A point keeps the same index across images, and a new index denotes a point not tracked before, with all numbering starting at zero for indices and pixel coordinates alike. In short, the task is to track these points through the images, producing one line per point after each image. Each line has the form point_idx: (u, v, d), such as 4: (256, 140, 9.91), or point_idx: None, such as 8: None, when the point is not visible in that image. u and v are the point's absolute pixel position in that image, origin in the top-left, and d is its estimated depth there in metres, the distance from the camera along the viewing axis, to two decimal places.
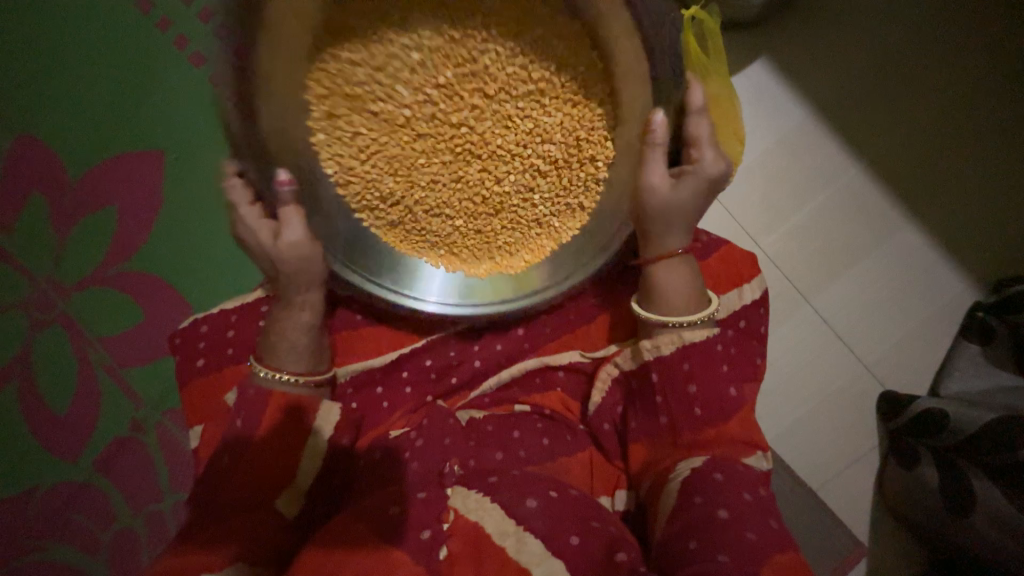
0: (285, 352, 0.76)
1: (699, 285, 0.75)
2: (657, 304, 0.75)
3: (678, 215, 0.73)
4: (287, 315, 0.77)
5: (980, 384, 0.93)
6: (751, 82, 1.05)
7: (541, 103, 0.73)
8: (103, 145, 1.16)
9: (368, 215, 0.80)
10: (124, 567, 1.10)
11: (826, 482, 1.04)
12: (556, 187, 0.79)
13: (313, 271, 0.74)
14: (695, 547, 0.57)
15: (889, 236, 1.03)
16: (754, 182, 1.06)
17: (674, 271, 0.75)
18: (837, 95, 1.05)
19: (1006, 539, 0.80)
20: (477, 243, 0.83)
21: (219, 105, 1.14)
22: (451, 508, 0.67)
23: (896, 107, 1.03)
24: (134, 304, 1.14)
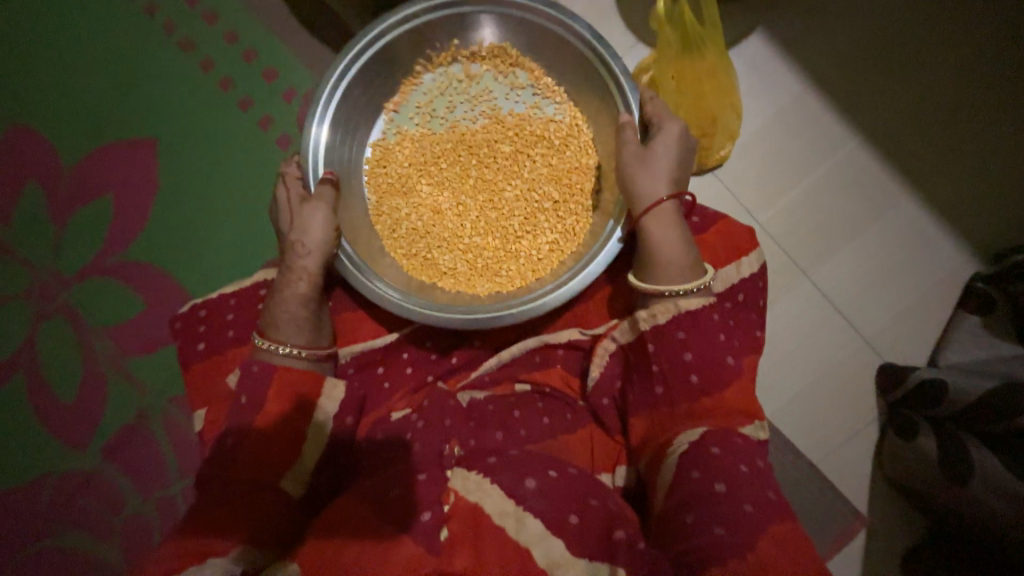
0: (286, 322, 0.78)
1: (690, 246, 0.75)
2: (649, 263, 0.75)
3: (659, 169, 0.75)
4: (289, 282, 0.79)
5: (979, 354, 0.93)
6: (749, 54, 1.04)
7: (539, 158, 0.92)
8: (97, 134, 1.16)
9: (395, 245, 0.93)
10: (135, 552, 1.12)
11: (827, 455, 1.03)
12: (556, 222, 0.90)
13: (318, 232, 0.79)
14: (692, 522, 0.58)
15: (888, 209, 1.03)
16: (751, 156, 1.05)
17: (664, 225, 0.75)
18: (837, 67, 1.03)
19: (1000, 503, 0.82)
20: (483, 267, 0.91)
21: (212, 92, 1.12)
22: (451, 490, 0.68)
23: (897, 78, 1.02)
24: (134, 293, 1.14)
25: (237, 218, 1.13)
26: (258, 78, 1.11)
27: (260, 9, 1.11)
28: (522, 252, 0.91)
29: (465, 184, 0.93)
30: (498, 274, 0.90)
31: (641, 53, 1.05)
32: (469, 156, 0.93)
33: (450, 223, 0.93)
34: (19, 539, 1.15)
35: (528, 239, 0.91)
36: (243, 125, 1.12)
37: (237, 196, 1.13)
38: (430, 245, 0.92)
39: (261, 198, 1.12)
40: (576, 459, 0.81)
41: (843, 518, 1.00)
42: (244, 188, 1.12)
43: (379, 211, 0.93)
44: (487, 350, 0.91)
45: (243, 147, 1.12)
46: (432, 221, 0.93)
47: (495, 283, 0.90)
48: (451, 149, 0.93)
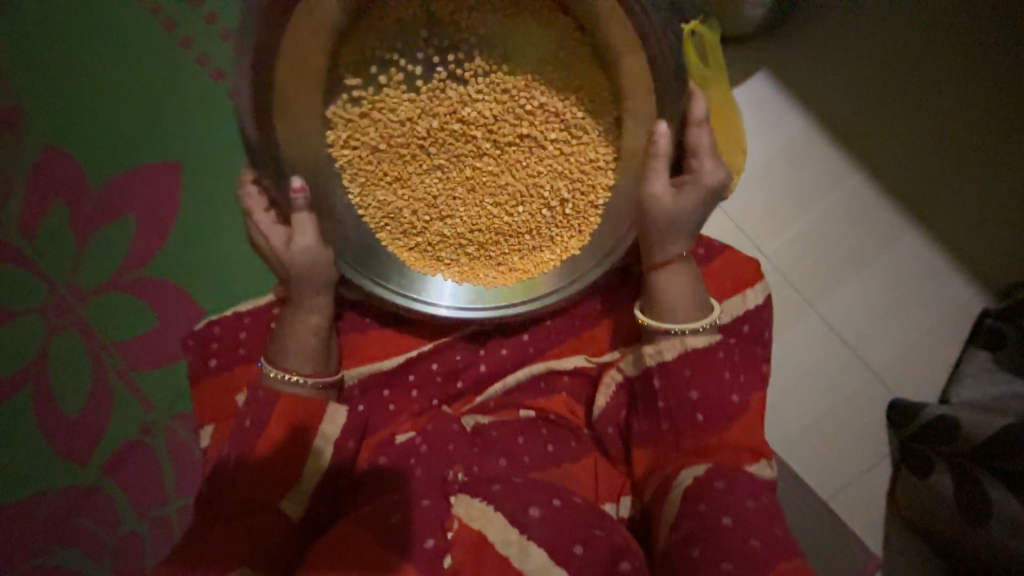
0: (296, 352, 0.79)
1: (701, 293, 0.77)
2: (658, 305, 0.76)
3: (684, 223, 0.76)
4: (300, 316, 0.81)
5: (989, 391, 0.92)
6: (753, 93, 1.08)
7: (541, 134, 0.83)
8: (124, 155, 1.21)
9: (387, 232, 0.87)
10: (128, 572, 1.11)
11: (836, 492, 1.02)
12: (563, 212, 0.86)
13: (322, 268, 0.80)
14: (698, 556, 0.57)
15: (892, 243, 1.04)
16: (756, 190, 1.07)
17: (678, 274, 0.77)
18: (837, 105, 1.06)
19: (1018, 541, 0.79)
20: (488, 260, 0.89)
21: (236, 118, 1.18)
22: (456, 517, 0.66)
23: (896, 117, 1.05)
24: (148, 309, 1.16)
25: (252, 239, 1.16)
26: None
27: None
28: (528, 245, 0.88)
29: (462, 171, 0.85)
30: (503, 267, 0.89)
31: None
32: (462, 135, 0.83)
33: (447, 210, 0.86)
34: (13, 555, 1.14)
35: (534, 232, 0.87)
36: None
37: None
38: (428, 237, 0.87)
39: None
40: (580, 488, 0.79)
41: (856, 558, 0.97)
42: None
43: (366, 199, 0.85)
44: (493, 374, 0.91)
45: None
46: (428, 211, 0.86)
47: (501, 275, 0.88)
48: (441, 126, 0.82)
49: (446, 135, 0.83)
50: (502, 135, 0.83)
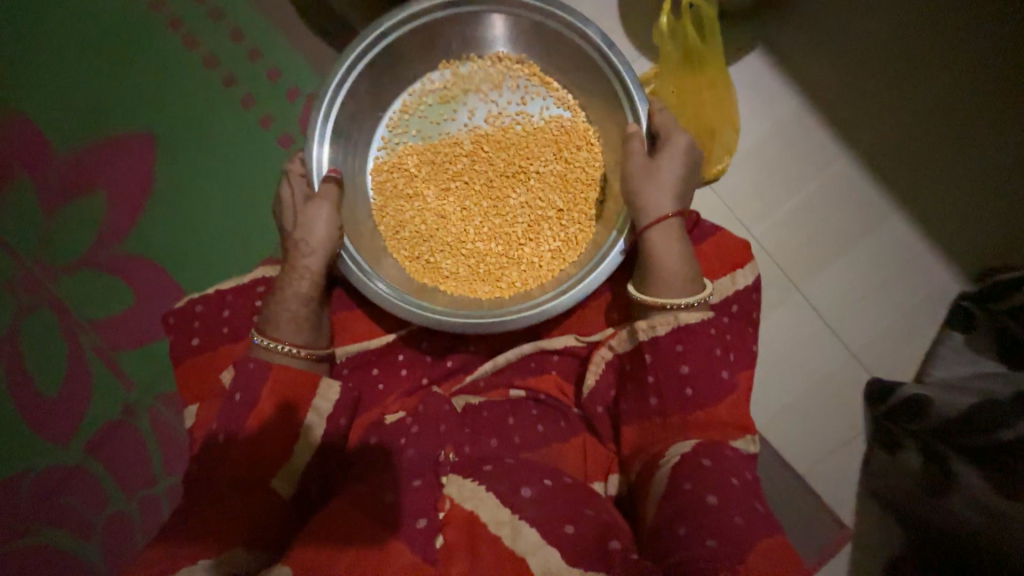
0: (285, 321, 0.78)
1: (692, 264, 0.77)
2: (649, 275, 0.77)
3: (668, 184, 0.77)
4: (292, 279, 0.79)
5: (961, 369, 0.97)
6: (748, 71, 1.06)
7: (542, 163, 0.93)
8: (93, 125, 1.14)
9: (399, 246, 0.93)
10: (115, 550, 1.10)
11: (814, 467, 1.05)
12: (559, 229, 0.91)
13: (321, 233, 0.79)
14: (684, 532, 0.59)
15: (876, 227, 1.05)
16: (747, 170, 1.07)
17: (666, 240, 0.77)
18: (832, 88, 1.06)
19: (981, 518, 0.83)
20: (487, 272, 0.91)
21: (213, 87, 1.12)
22: (447, 497, 0.69)
23: (890, 102, 1.05)
24: (125, 287, 1.13)
25: (234, 216, 1.12)
26: (260, 75, 1.10)
27: (264, 7, 1.11)
28: (524, 258, 0.91)
29: (471, 189, 0.94)
30: (501, 279, 0.91)
31: (643, 65, 1.06)
32: (473, 164, 0.94)
33: (454, 226, 0.93)
34: None
35: (531, 245, 0.91)
36: (244, 122, 1.12)
37: (235, 192, 1.12)
38: (434, 248, 0.92)
39: (260, 196, 1.11)
40: (569, 466, 0.81)
41: (828, 527, 1.02)
42: (243, 184, 1.12)
43: (384, 213, 0.94)
44: (483, 355, 0.92)
45: (243, 145, 1.12)
46: (436, 224, 0.93)
47: (497, 287, 0.91)
48: (457, 156, 0.94)
49: (460, 163, 0.94)
50: (510, 161, 0.93)
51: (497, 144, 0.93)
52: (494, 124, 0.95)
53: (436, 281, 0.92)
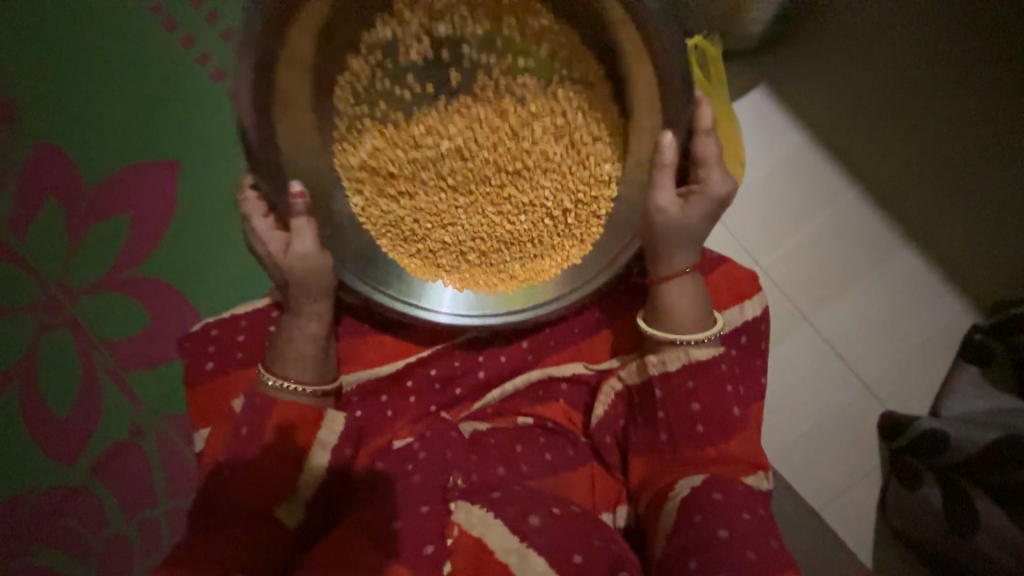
0: (293, 359, 0.79)
1: (703, 301, 0.78)
2: (664, 315, 0.77)
3: (692, 232, 0.77)
4: (297, 323, 0.80)
5: (980, 404, 0.93)
6: (752, 106, 1.09)
7: (545, 145, 0.82)
8: (120, 152, 1.19)
9: (385, 236, 0.86)
10: (114, 575, 1.09)
11: (829, 502, 1.02)
12: (565, 222, 0.85)
13: (322, 279, 0.78)
14: (696, 566, 0.57)
15: (884, 258, 1.06)
16: (754, 201, 1.09)
17: (682, 281, 0.77)
18: (834, 122, 1.08)
19: (1008, 559, 0.81)
20: (488, 267, 0.88)
21: (235, 117, 1.17)
22: (455, 524, 0.67)
23: (891, 135, 1.07)
24: (141, 308, 1.15)
25: (250, 241, 1.15)
26: None
27: None
28: (528, 253, 0.87)
29: (464, 177, 0.84)
30: (503, 275, 0.88)
31: None
32: (465, 150, 0.82)
33: (450, 220, 0.85)
34: None
35: (536, 240, 0.86)
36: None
37: None
38: (429, 244, 0.86)
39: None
40: (576, 496, 0.80)
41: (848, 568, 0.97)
42: None
43: (365, 206, 0.84)
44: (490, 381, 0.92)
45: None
46: (428, 217, 0.85)
47: (500, 283, 0.87)
48: (444, 136, 0.82)
49: (450, 145, 0.82)
50: (511, 141, 0.82)
51: (493, 125, 0.81)
52: (486, 95, 0.81)
53: (432, 278, 0.87)
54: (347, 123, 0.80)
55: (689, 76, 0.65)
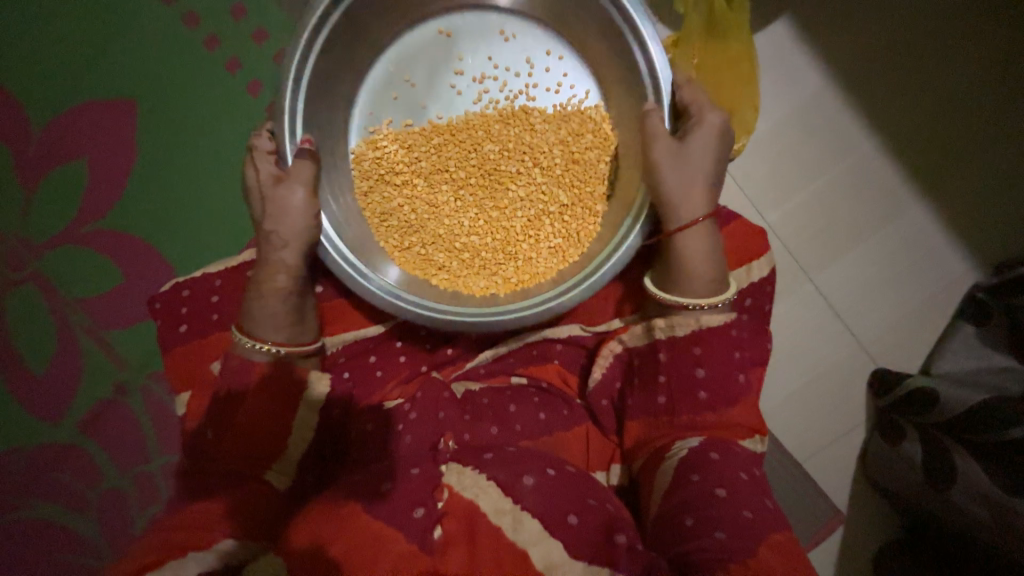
0: (265, 318, 0.73)
1: (720, 264, 0.74)
2: (677, 278, 0.73)
3: (704, 176, 0.73)
4: (269, 276, 0.74)
5: (969, 365, 0.92)
6: (773, 42, 0.99)
7: (544, 151, 0.88)
8: (66, 89, 1.06)
9: (386, 232, 0.89)
10: (110, 528, 1.09)
11: (812, 455, 1.05)
12: (561, 224, 0.88)
13: (300, 223, 0.74)
14: (692, 523, 0.58)
15: (895, 214, 1.01)
16: (764, 152, 1.01)
17: (697, 239, 0.73)
18: (858, 65, 0.99)
19: (978, 509, 0.81)
20: (484, 266, 0.88)
21: (194, 50, 1.04)
22: (446, 486, 0.65)
23: (915, 82, 0.99)
24: (112, 264, 1.08)
25: (220, 192, 1.07)
26: (245, 38, 1.03)
27: None
28: (521, 254, 0.88)
29: (466, 177, 0.89)
30: (498, 274, 0.88)
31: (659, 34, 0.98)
32: (470, 152, 0.89)
33: (449, 217, 0.89)
34: None
35: (529, 241, 0.88)
36: (228, 91, 1.05)
37: (222, 167, 1.06)
38: (425, 239, 0.89)
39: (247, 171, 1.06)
40: (571, 455, 0.80)
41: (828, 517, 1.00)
42: (230, 157, 1.06)
43: (369, 199, 0.89)
44: (484, 341, 0.90)
45: (228, 115, 1.05)
46: (427, 214, 0.89)
47: (491, 282, 0.88)
48: (450, 142, 0.89)
49: (455, 149, 0.89)
50: (512, 150, 0.88)
51: (497, 129, 0.88)
52: (494, 106, 0.90)
53: (429, 274, 0.88)
54: (370, 132, 0.89)
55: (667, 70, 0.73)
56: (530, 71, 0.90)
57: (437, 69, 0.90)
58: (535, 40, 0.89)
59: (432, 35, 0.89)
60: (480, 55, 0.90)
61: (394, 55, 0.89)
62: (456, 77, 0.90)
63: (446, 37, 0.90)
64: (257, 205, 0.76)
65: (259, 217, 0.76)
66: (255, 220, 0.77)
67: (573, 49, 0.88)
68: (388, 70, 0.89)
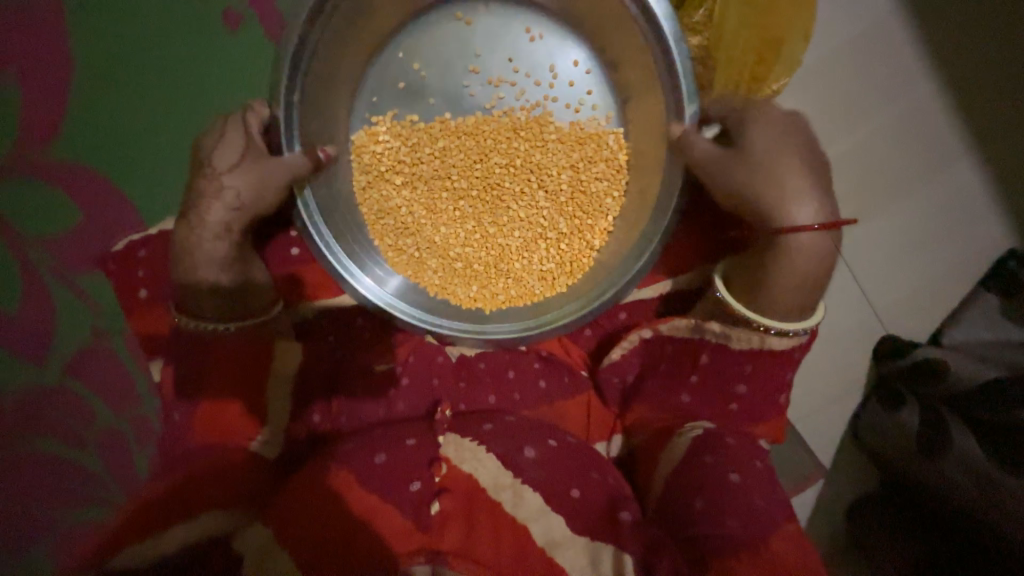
0: (186, 281, 0.62)
1: (818, 287, 0.63)
2: (759, 290, 0.64)
3: (815, 182, 0.62)
4: (194, 233, 0.61)
5: (985, 336, 0.87)
6: None
7: (551, 170, 0.82)
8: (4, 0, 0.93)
9: (379, 231, 0.82)
10: (73, 490, 1.00)
11: (807, 416, 1.02)
12: (558, 247, 0.83)
13: (258, 190, 0.63)
14: (702, 507, 0.57)
15: (934, 170, 0.91)
16: (802, 95, 0.91)
17: (803, 254, 0.61)
18: (919, 1, 0.88)
19: (968, 482, 0.79)
20: (476, 279, 0.83)
21: None
22: (444, 461, 0.61)
23: (984, 24, 0.87)
24: (66, 206, 0.97)
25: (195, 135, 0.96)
26: None
27: None
28: (514, 272, 0.83)
29: (468, 186, 0.83)
30: (488, 289, 0.83)
31: None
32: (476, 158, 0.83)
33: (447, 223, 0.83)
34: None
35: (524, 261, 0.83)
36: (212, 25, 0.96)
37: (192, 107, 0.96)
38: (419, 244, 0.83)
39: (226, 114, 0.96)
40: (572, 425, 0.77)
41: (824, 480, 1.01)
42: (201, 97, 0.96)
43: (366, 194, 0.82)
44: None
45: (210, 55, 0.96)
46: (424, 217, 0.83)
47: (480, 295, 0.83)
48: (457, 146, 0.82)
49: (460, 156, 0.83)
50: (519, 167, 0.83)
51: (506, 138, 0.82)
52: (506, 113, 0.83)
53: (417, 280, 0.82)
54: (374, 121, 0.82)
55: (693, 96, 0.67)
56: (551, 82, 0.82)
57: (450, 65, 0.82)
58: (559, 49, 0.82)
59: (451, 22, 0.81)
60: (499, 56, 0.82)
61: (407, 42, 0.81)
62: (471, 77, 0.83)
63: (466, 26, 0.82)
64: (228, 154, 0.63)
65: (222, 167, 0.62)
66: (204, 168, 0.63)
67: (599, 69, 0.82)
68: (401, 57, 0.81)
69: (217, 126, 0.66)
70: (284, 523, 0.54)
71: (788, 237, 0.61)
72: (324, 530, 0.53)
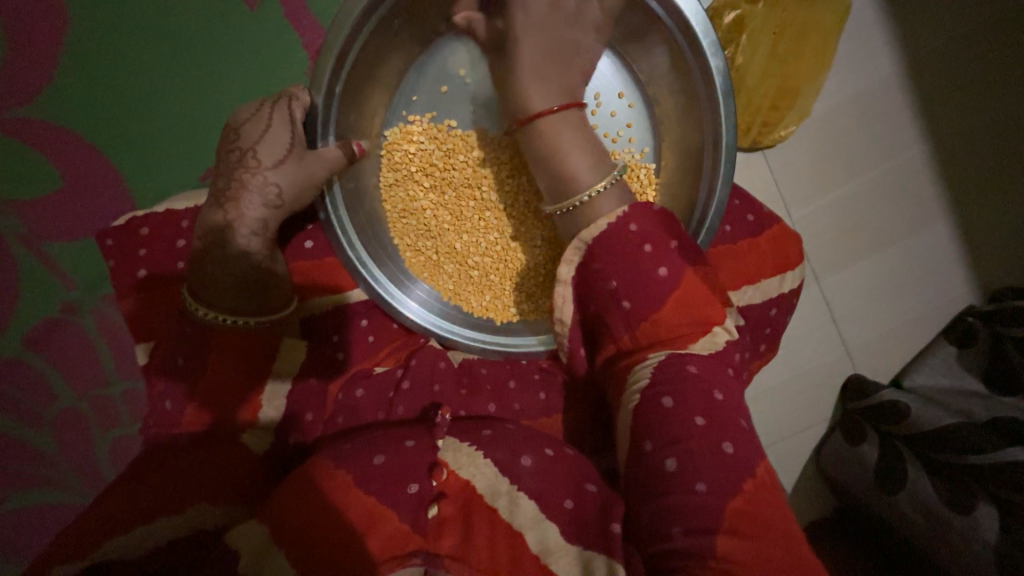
0: (213, 280, 0.60)
1: (592, 152, 0.69)
2: (551, 188, 0.70)
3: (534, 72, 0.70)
4: (237, 235, 0.61)
5: (942, 382, 0.94)
6: (858, 37, 0.94)
7: None
8: None
9: (400, 233, 0.82)
10: (25, 463, 0.94)
11: (777, 442, 1.06)
12: None
13: (303, 190, 0.64)
14: (657, 524, 0.54)
15: (917, 229, 0.99)
16: (811, 144, 0.97)
17: (557, 131, 0.69)
18: (916, 72, 0.95)
19: (919, 519, 0.86)
20: (493, 289, 0.83)
21: None
22: (444, 465, 0.59)
23: (971, 97, 0.96)
24: (47, 166, 0.91)
25: (202, 111, 0.92)
26: None
27: None
28: (528, 287, 0.83)
29: (496, 199, 0.82)
30: (501, 301, 0.83)
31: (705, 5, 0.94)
32: (510, 171, 0.81)
33: (471, 231, 0.83)
34: None
35: (541, 278, 0.83)
36: None
37: (199, 80, 0.92)
38: (439, 248, 0.83)
39: (235, 93, 0.92)
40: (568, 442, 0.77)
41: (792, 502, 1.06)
42: (210, 73, 0.92)
43: (391, 192, 0.82)
44: None
45: (225, 30, 0.92)
46: (448, 222, 0.83)
47: (491, 306, 0.83)
48: (491, 157, 0.81)
49: (493, 168, 0.82)
50: None
51: None
52: None
53: (432, 283, 0.83)
54: (409, 120, 0.81)
55: (732, 148, 0.70)
56: (594, 109, 0.82)
57: None
58: (609, 78, 0.82)
59: None
60: None
61: (455, 47, 0.81)
62: None
63: None
64: (274, 148, 0.62)
65: (267, 162, 0.61)
66: (247, 160, 0.61)
67: (645, 103, 0.83)
68: (444, 60, 0.81)
69: (262, 110, 0.64)
70: (279, 519, 0.53)
71: (540, 130, 0.69)
72: (314, 527, 0.52)
